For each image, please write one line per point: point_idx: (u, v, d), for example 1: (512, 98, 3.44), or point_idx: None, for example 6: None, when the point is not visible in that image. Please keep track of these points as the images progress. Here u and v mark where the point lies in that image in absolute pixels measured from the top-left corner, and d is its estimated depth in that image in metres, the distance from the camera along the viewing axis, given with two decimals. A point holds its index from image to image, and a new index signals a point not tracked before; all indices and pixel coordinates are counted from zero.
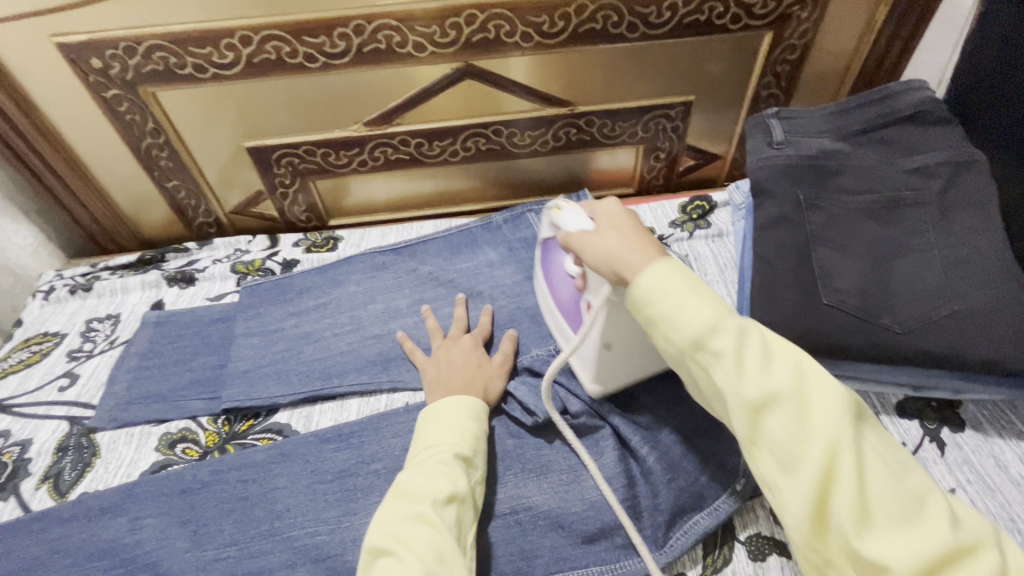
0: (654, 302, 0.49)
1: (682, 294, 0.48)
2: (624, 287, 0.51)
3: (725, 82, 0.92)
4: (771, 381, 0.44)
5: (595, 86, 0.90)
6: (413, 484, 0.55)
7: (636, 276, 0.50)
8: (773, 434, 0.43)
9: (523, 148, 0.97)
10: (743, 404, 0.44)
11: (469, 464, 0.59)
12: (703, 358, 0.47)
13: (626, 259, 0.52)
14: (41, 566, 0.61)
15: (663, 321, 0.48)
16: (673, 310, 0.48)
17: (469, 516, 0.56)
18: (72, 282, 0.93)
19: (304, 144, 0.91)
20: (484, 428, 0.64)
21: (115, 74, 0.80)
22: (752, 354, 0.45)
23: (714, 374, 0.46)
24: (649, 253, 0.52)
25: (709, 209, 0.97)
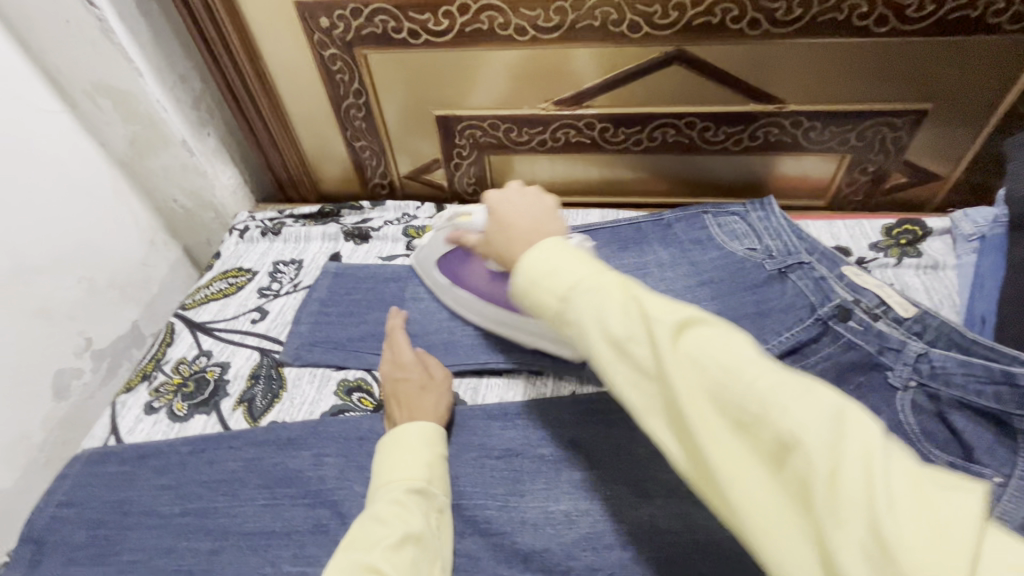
0: (582, 300, 0.45)
1: (602, 287, 0.44)
2: (548, 288, 0.47)
3: (974, 93, 0.79)
4: (614, 326, 0.42)
5: (815, 85, 0.81)
6: (364, 533, 0.52)
7: (559, 276, 0.47)
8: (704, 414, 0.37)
9: (713, 144, 0.90)
10: (642, 369, 0.40)
11: (425, 496, 0.57)
12: (640, 353, 0.41)
13: (533, 251, 0.50)
14: (239, 481, 0.66)
15: (585, 321, 0.44)
16: (571, 279, 0.46)
17: (427, 559, 0.53)
18: (262, 224, 1.01)
19: (491, 117, 0.92)
20: (438, 453, 0.63)
21: (337, 34, 0.84)
22: (595, 300, 0.44)
23: (578, 332, 0.44)
24: (575, 253, 0.49)
25: (921, 235, 0.85)
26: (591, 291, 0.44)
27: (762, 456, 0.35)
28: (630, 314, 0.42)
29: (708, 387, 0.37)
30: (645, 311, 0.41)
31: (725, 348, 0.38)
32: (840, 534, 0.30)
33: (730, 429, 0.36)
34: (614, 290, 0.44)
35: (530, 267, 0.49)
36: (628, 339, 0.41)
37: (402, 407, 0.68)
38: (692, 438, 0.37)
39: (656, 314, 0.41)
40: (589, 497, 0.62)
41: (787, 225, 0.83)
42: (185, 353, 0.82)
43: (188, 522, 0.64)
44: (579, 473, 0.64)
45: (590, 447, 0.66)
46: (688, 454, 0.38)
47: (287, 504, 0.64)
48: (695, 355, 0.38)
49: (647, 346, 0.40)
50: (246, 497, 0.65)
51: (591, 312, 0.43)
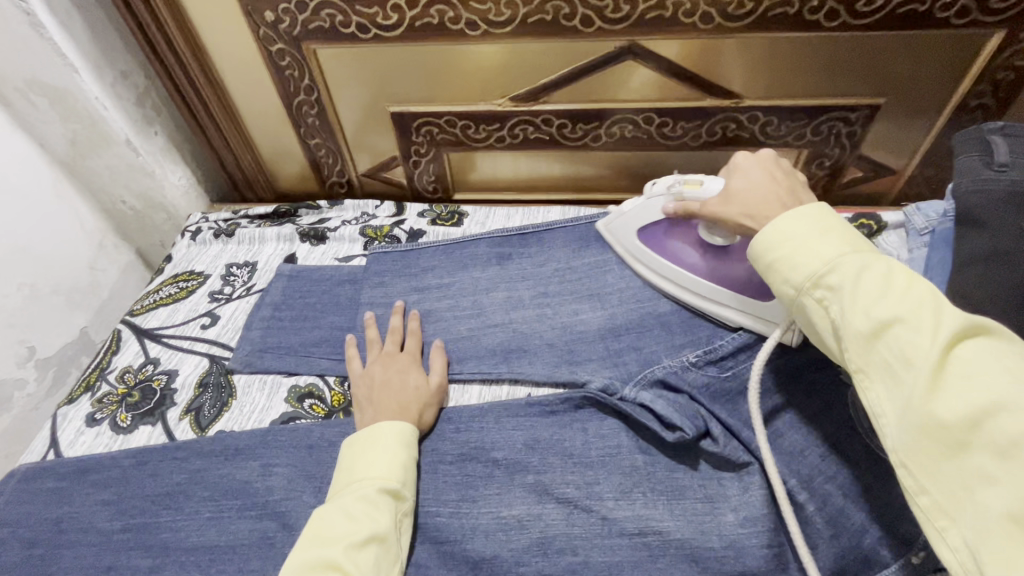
0: (840, 279, 0.43)
1: (874, 274, 0.42)
2: (810, 255, 0.46)
3: (924, 87, 0.79)
4: (870, 306, 0.41)
5: (769, 79, 0.81)
6: (328, 527, 0.53)
7: (810, 256, 0.46)
8: (960, 416, 0.35)
9: (672, 140, 0.90)
10: (888, 354, 0.39)
11: (395, 497, 0.57)
12: (903, 343, 0.39)
13: (809, 221, 0.48)
14: (183, 494, 0.64)
15: (844, 299, 0.43)
16: (835, 257, 0.45)
17: (389, 558, 0.54)
18: (215, 225, 0.98)
19: (447, 114, 0.90)
20: (410, 451, 0.62)
21: (283, 29, 0.82)
22: (863, 281, 0.42)
23: (830, 310, 0.44)
24: (860, 237, 0.47)
25: (876, 231, 0.86)
26: (867, 273, 0.43)
27: (1021, 485, 0.32)
28: (900, 302, 0.40)
29: (977, 385, 0.35)
30: (922, 298, 0.40)
31: (1016, 363, 0.35)
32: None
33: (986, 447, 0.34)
34: (895, 277, 0.42)
35: (784, 235, 0.48)
36: (879, 317, 0.40)
37: (381, 393, 0.68)
38: (937, 438, 0.36)
39: (931, 308, 0.39)
40: (540, 501, 0.61)
41: None
42: (131, 362, 0.80)
43: (128, 538, 0.62)
44: (532, 476, 0.63)
45: (543, 449, 0.65)
46: (939, 466, 0.36)
47: (231, 517, 0.62)
48: (961, 356, 0.37)
49: (905, 332, 0.39)
50: (190, 511, 0.63)
51: (858, 292, 0.42)
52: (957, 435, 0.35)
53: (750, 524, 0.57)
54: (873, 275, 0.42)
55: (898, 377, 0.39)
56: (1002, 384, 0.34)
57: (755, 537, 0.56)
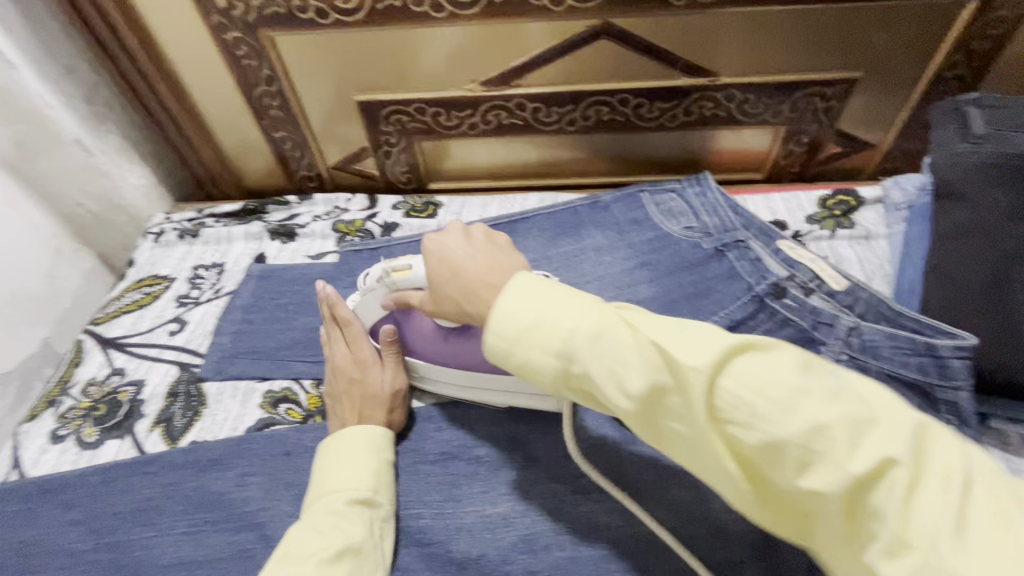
0: (540, 336, 0.38)
1: (569, 308, 0.38)
2: (544, 345, 0.38)
3: (900, 59, 0.78)
4: (577, 349, 0.37)
5: (745, 56, 0.79)
6: (298, 545, 0.50)
7: (510, 321, 0.40)
8: (795, 470, 0.31)
9: (648, 121, 0.87)
10: (617, 397, 0.36)
11: (369, 506, 0.56)
12: (609, 381, 0.36)
13: (520, 298, 0.40)
14: (156, 509, 0.62)
15: (543, 357, 0.38)
16: (529, 320, 0.39)
17: (365, 570, 0.52)
18: (179, 226, 0.94)
19: (416, 101, 0.86)
20: (382, 458, 0.60)
21: (237, 16, 0.77)
22: (548, 322, 0.38)
23: (548, 377, 0.39)
24: (567, 287, 0.40)
25: (854, 206, 0.85)
26: (603, 340, 0.37)
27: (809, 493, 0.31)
28: (608, 337, 0.37)
29: (755, 432, 0.32)
30: (603, 320, 0.37)
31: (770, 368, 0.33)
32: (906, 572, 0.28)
33: (787, 462, 0.31)
34: (621, 326, 0.37)
35: (507, 316, 0.40)
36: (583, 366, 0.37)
37: (346, 398, 0.64)
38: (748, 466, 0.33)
39: (619, 335, 0.36)
40: (525, 497, 0.60)
41: (725, 200, 0.82)
42: (95, 374, 0.76)
43: (100, 558, 0.59)
44: (516, 472, 0.62)
45: (526, 444, 0.64)
46: (712, 471, 0.35)
47: (208, 530, 0.60)
48: (639, 372, 0.35)
49: (614, 373, 0.36)
50: (164, 526, 0.61)
51: (561, 345, 0.38)
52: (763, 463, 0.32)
53: None
54: (557, 316, 0.38)
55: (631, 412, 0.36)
56: (753, 396, 0.32)
57: None
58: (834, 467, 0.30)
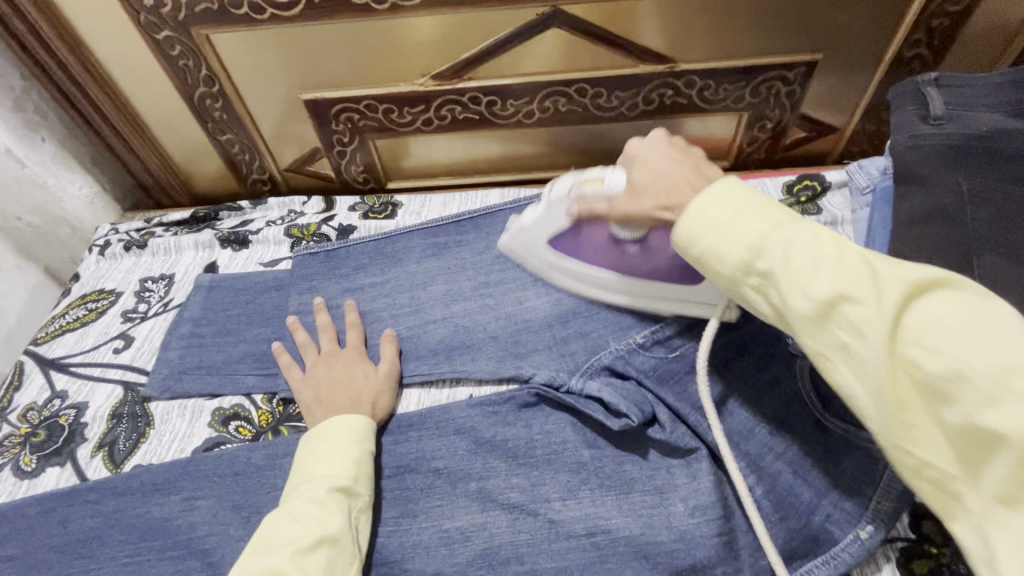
0: (739, 233, 0.42)
1: (770, 218, 0.42)
2: (734, 241, 0.42)
3: (860, 40, 0.76)
4: (770, 241, 0.41)
5: (701, 40, 0.76)
6: (274, 533, 0.48)
7: (725, 223, 0.43)
8: (977, 402, 0.31)
9: (608, 111, 0.85)
10: (799, 294, 0.38)
11: (349, 494, 0.53)
12: (800, 289, 0.38)
13: (711, 204, 0.44)
14: (97, 539, 0.59)
15: (726, 245, 0.43)
16: (733, 225, 0.43)
17: (345, 559, 0.49)
18: (126, 238, 0.90)
19: (366, 98, 0.83)
20: (366, 445, 0.58)
21: (166, 14, 0.73)
22: (747, 223, 0.42)
23: (732, 269, 0.42)
24: (768, 203, 0.44)
25: (820, 192, 0.83)
26: (794, 246, 0.39)
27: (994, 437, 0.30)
28: (816, 242, 0.39)
29: (940, 357, 0.32)
30: (805, 234, 0.40)
31: (971, 312, 0.32)
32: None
33: (970, 392, 0.31)
34: (828, 245, 0.39)
35: (698, 218, 0.44)
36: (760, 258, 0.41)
37: (327, 391, 0.64)
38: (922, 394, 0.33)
39: (825, 244, 0.39)
40: (484, 509, 0.58)
41: None
42: (35, 398, 0.72)
43: None
44: (474, 484, 0.60)
45: (485, 452, 0.62)
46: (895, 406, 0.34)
47: (153, 560, 0.57)
48: (829, 273, 0.37)
49: (802, 274, 0.38)
50: (105, 557, 0.58)
51: (760, 239, 0.41)
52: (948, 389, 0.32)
53: (700, 514, 0.54)
54: (756, 218, 0.42)
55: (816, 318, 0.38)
56: (949, 324, 0.32)
57: (704, 527, 0.53)
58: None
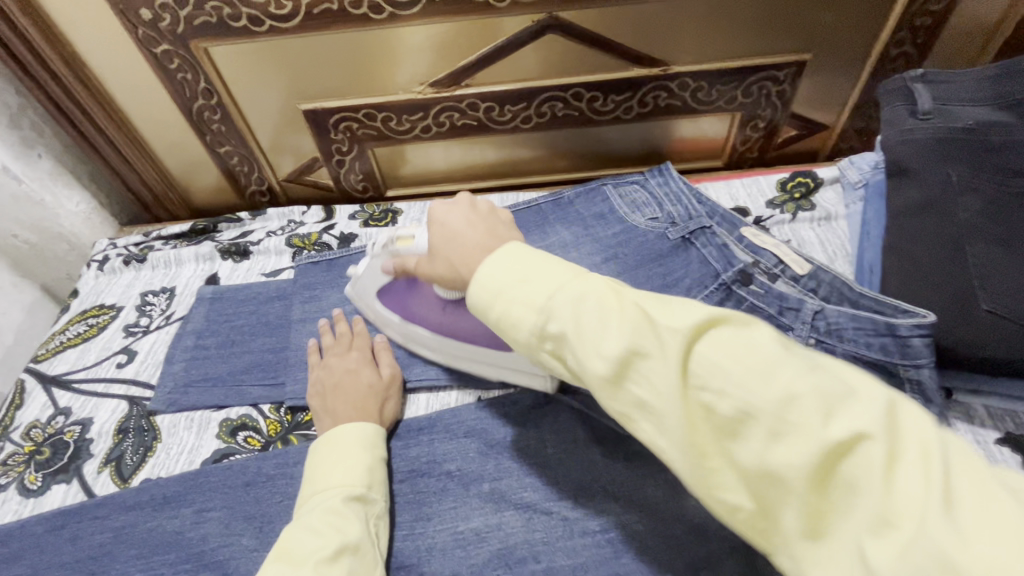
0: (548, 294, 0.38)
1: (546, 270, 0.39)
2: (525, 305, 0.38)
3: (847, 39, 0.78)
4: (522, 301, 0.39)
5: (694, 43, 0.78)
6: (294, 545, 0.45)
7: (525, 288, 0.39)
8: (763, 440, 0.30)
9: (604, 114, 0.86)
10: (583, 357, 0.36)
11: (363, 502, 0.53)
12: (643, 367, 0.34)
13: (511, 262, 0.40)
14: (107, 555, 0.58)
15: (514, 307, 0.39)
16: (551, 286, 0.38)
17: (367, 568, 0.48)
18: (125, 252, 0.89)
19: (364, 107, 0.84)
20: (372, 458, 0.57)
21: (165, 27, 0.73)
22: (529, 280, 0.39)
23: (525, 334, 0.39)
24: (556, 258, 0.41)
25: (813, 187, 0.85)
26: (582, 304, 0.37)
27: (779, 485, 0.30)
28: (570, 293, 0.38)
29: (728, 400, 0.31)
30: (573, 288, 0.38)
31: (741, 356, 0.32)
32: (891, 552, 0.25)
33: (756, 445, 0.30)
34: (608, 297, 0.37)
35: (493, 280, 0.40)
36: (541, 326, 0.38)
37: (334, 398, 0.64)
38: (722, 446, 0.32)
39: (576, 298, 0.37)
40: (498, 510, 0.58)
41: (686, 188, 0.81)
42: (38, 416, 0.72)
43: None
44: (487, 485, 0.60)
45: (497, 454, 0.62)
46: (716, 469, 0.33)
47: (165, 573, 0.57)
48: (585, 329, 0.36)
49: (578, 335, 0.36)
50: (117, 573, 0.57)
51: (543, 301, 0.38)
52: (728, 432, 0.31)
53: (713, 507, 0.55)
54: (543, 272, 0.39)
55: (631, 383, 0.35)
56: (748, 375, 0.31)
57: (717, 519, 0.54)
58: (829, 449, 0.28)
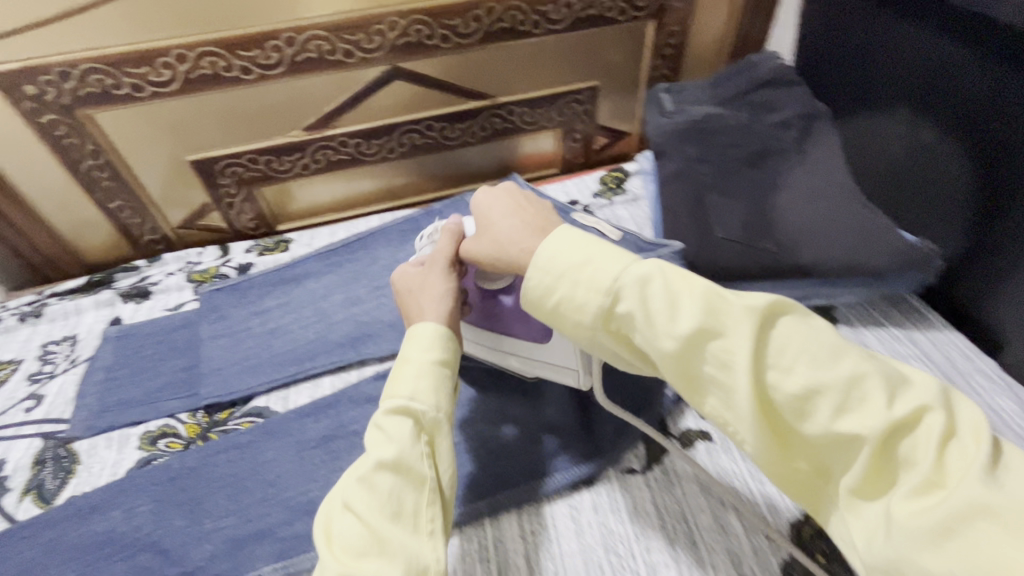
0: (608, 272, 0.45)
1: (602, 262, 0.46)
2: (590, 287, 0.45)
3: (622, 68, 1.06)
4: (597, 283, 0.45)
5: (511, 79, 1.01)
6: (355, 461, 0.50)
7: (587, 274, 0.46)
8: (831, 414, 0.36)
9: (454, 140, 1.06)
10: (661, 341, 0.41)
11: (416, 416, 0.51)
12: (711, 350, 0.40)
13: (566, 247, 0.48)
14: (39, 565, 0.63)
15: (575, 291, 0.46)
16: (604, 274, 0.45)
17: (414, 483, 0.49)
18: (19, 311, 0.93)
19: (247, 153, 0.97)
20: (435, 360, 0.54)
21: (50, 100, 0.83)
22: (591, 270, 0.46)
23: (590, 317, 0.45)
24: (607, 244, 0.48)
25: (624, 178, 1.11)
26: (647, 287, 0.43)
27: (832, 449, 0.37)
28: (635, 276, 0.44)
29: (796, 377, 0.37)
30: (648, 284, 0.43)
31: (811, 339, 0.38)
32: (929, 509, 0.32)
33: (820, 418, 0.36)
34: (678, 282, 0.43)
35: (555, 263, 0.48)
36: (609, 301, 0.44)
37: (413, 303, 0.61)
38: (775, 416, 0.39)
39: (648, 291, 0.43)
40: None
41: (532, 190, 1.05)
42: None
43: None
44: None
45: None
46: (779, 440, 0.39)
47: (101, 566, 0.63)
48: (659, 317, 0.42)
49: (650, 319, 0.42)
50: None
51: (617, 287, 0.44)
52: (796, 407, 0.37)
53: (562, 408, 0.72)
54: (600, 258, 0.46)
55: (699, 368, 0.41)
56: (818, 357, 0.37)
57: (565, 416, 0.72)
58: (872, 414, 0.35)
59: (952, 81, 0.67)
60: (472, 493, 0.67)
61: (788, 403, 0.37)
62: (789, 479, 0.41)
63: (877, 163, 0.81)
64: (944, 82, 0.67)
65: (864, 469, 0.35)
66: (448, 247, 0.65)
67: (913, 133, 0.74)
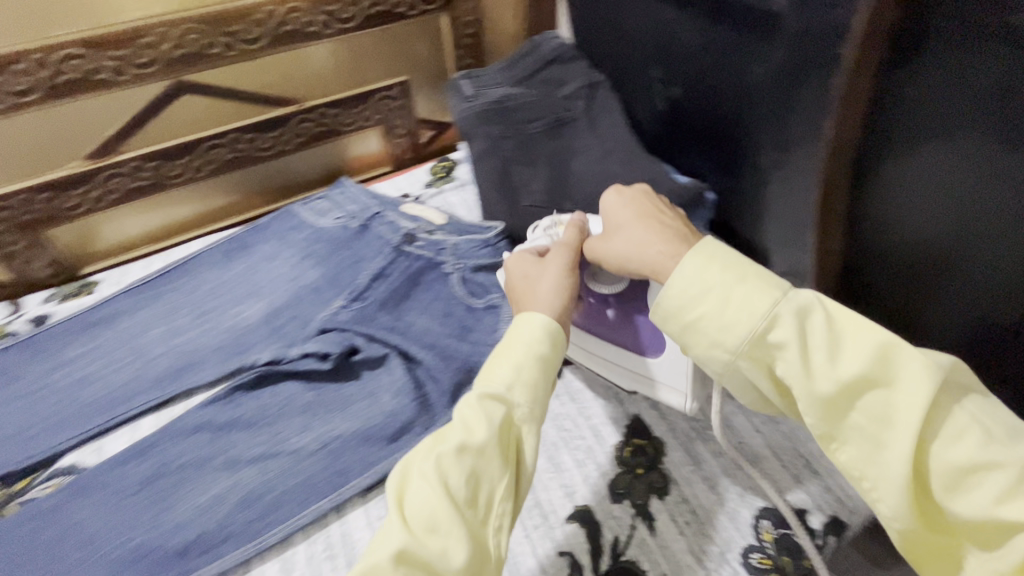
0: (761, 305, 0.42)
1: (780, 301, 0.42)
2: (745, 310, 0.43)
3: (425, 61, 1.11)
4: (760, 307, 0.42)
5: (311, 82, 1.02)
6: (443, 433, 0.48)
7: (739, 309, 0.43)
8: (995, 495, 0.35)
9: (267, 150, 1.02)
10: (831, 378, 0.39)
11: (505, 402, 0.49)
12: (873, 400, 0.39)
13: (706, 265, 0.45)
14: None
15: (715, 322, 0.44)
16: (759, 310, 0.42)
17: (492, 470, 0.46)
18: None
19: (19, 192, 0.88)
20: (540, 355, 0.51)
21: None
22: (752, 301, 0.42)
23: (739, 338, 0.43)
24: (751, 264, 0.45)
25: (452, 167, 1.13)
26: (807, 319, 0.42)
27: (980, 527, 0.36)
28: (790, 320, 0.41)
29: (965, 448, 0.36)
30: (820, 328, 0.41)
31: (990, 417, 0.37)
32: None
33: (979, 496, 0.35)
34: (849, 326, 0.41)
35: (686, 292, 0.45)
36: (765, 327, 0.42)
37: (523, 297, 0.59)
38: (922, 474, 0.38)
39: (818, 330, 0.41)
40: (234, 471, 0.68)
41: (362, 190, 0.99)
42: None
43: None
44: (221, 458, 0.69)
45: (228, 431, 0.72)
46: (922, 503, 0.38)
47: None
48: (822, 361, 0.40)
49: (824, 362, 0.40)
50: None
51: (782, 324, 0.41)
52: (958, 475, 0.36)
53: (401, 393, 0.73)
54: (754, 285, 0.43)
55: (851, 413, 0.40)
56: (993, 436, 0.36)
57: (405, 399, 0.73)
58: None
59: (733, 53, 0.67)
60: (313, 495, 0.65)
61: (946, 465, 0.36)
62: (911, 547, 0.39)
63: (695, 122, 0.81)
64: (700, 54, 0.73)
65: (1014, 553, 0.34)
66: (574, 238, 0.62)
67: (666, 91, 0.83)
